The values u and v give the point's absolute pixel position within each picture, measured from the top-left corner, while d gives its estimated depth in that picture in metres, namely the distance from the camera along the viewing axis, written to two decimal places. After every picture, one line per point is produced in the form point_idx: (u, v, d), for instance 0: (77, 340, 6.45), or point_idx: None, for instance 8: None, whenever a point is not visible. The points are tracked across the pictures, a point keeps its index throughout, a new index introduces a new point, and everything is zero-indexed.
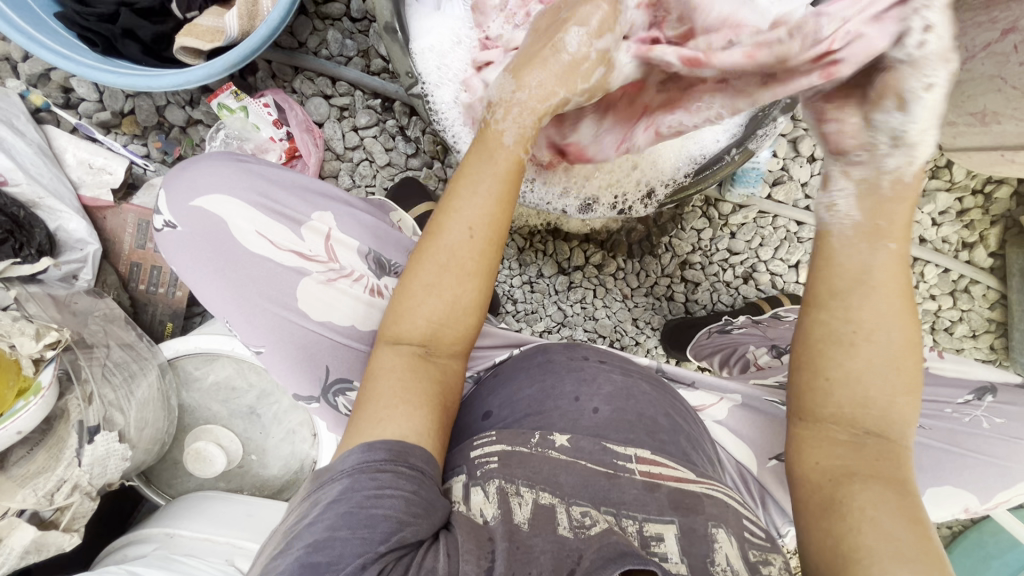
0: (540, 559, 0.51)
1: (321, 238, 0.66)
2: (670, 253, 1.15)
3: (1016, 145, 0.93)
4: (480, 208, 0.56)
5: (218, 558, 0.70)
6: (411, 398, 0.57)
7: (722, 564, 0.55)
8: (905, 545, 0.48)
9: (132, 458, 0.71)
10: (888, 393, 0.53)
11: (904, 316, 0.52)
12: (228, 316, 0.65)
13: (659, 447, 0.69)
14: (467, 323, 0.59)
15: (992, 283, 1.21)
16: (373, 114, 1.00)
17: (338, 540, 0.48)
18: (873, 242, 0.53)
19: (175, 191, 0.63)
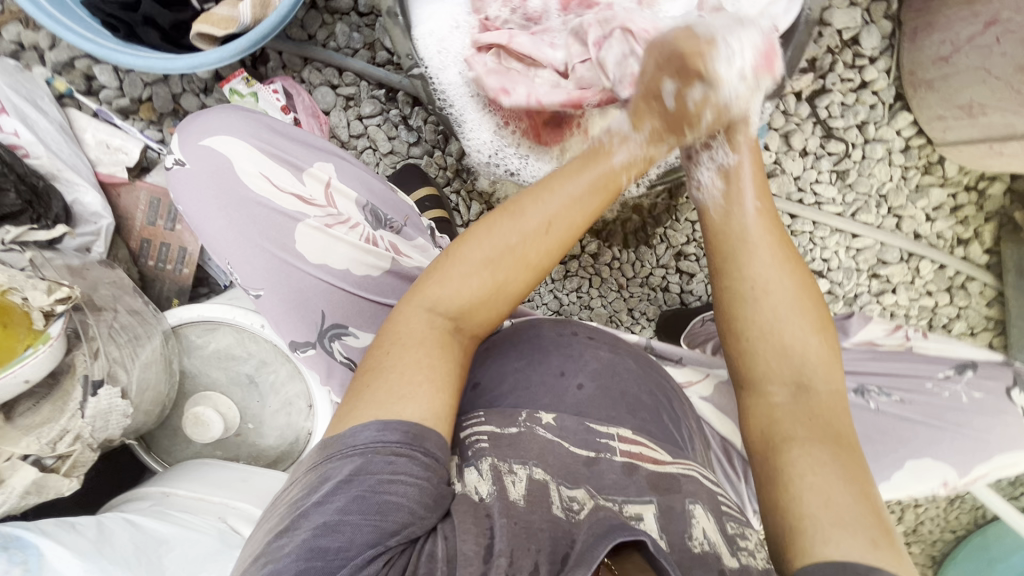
0: (539, 535, 0.52)
1: (320, 185, 0.70)
2: (665, 244, 1.17)
3: (1003, 135, 0.95)
4: (563, 206, 0.61)
5: (211, 515, 0.72)
6: (433, 378, 0.57)
7: (698, 538, 0.56)
8: (843, 507, 0.53)
9: (133, 416, 0.74)
10: (801, 338, 0.63)
11: (784, 263, 0.64)
12: (229, 256, 0.67)
13: (643, 428, 0.70)
14: (502, 307, 0.63)
15: (988, 279, 1.22)
16: (378, 104, 1.05)
17: (348, 525, 0.49)
18: (735, 204, 0.66)
19: (186, 133, 0.67)
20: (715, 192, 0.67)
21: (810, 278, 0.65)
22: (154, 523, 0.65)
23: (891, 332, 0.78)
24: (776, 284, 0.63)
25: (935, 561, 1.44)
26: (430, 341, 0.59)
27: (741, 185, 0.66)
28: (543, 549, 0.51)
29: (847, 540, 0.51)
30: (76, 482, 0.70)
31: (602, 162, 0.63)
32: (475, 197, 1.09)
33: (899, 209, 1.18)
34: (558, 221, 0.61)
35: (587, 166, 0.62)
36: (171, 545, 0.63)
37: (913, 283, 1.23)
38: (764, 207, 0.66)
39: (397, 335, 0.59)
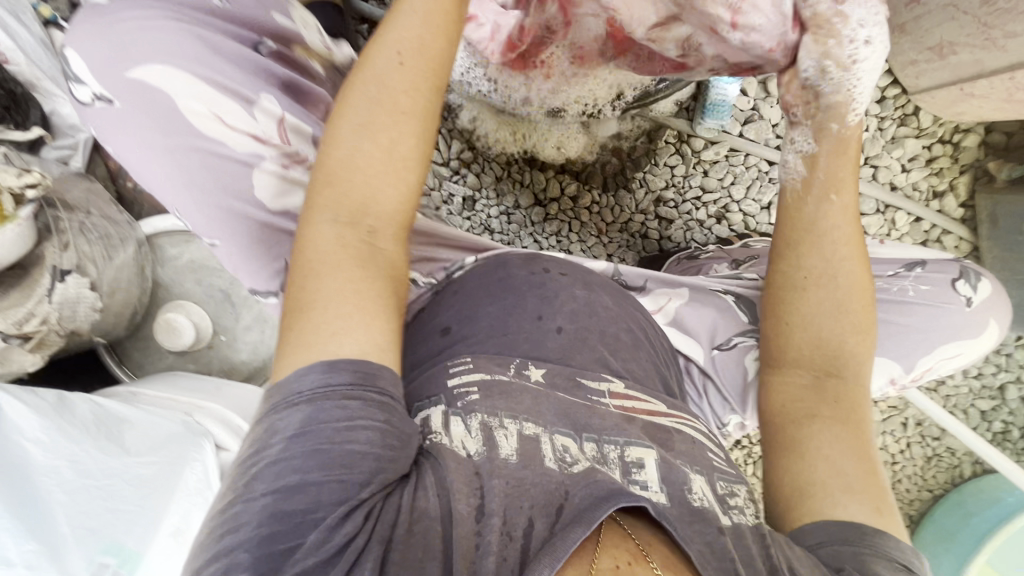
0: (534, 491, 0.53)
1: (272, 122, 0.69)
2: (644, 189, 1.18)
3: (972, 75, 0.97)
4: (401, 38, 0.59)
5: (178, 410, 0.72)
6: (364, 292, 0.55)
7: (698, 493, 0.58)
8: (850, 478, 0.63)
9: (103, 313, 0.75)
10: (841, 334, 0.71)
11: (851, 263, 0.71)
12: (180, 199, 0.68)
13: (631, 374, 0.74)
14: (407, 175, 0.60)
15: (964, 233, 1.23)
16: (360, 38, 1.06)
17: (311, 486, 0.48)
18: (822, 196, 0.71)
19: (100, 52, 0.63)
20: (798, 173, 0.73)
21: (868, 276, 0.72)
22: (119, 405, 0.64)
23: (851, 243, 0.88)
24: (835, 281, 0.70)
25: (911, 520, 1.44)
26: (346, 245, 0.56)
27: (830, 176, 0.71)
28: (537, 502, 0.52)
29: (851, 506, 0.61)
30: (40, 360, 0.69)
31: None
32: (456, 135, 1.12)
33: (875, 158, 1.21)
34: (409, 51, 0.59)
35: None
36: (130, 425, 0.62)
37: (889, 235, 1.25)
38: (847, 203, 0.71)
39: (311, 252, 0.56)
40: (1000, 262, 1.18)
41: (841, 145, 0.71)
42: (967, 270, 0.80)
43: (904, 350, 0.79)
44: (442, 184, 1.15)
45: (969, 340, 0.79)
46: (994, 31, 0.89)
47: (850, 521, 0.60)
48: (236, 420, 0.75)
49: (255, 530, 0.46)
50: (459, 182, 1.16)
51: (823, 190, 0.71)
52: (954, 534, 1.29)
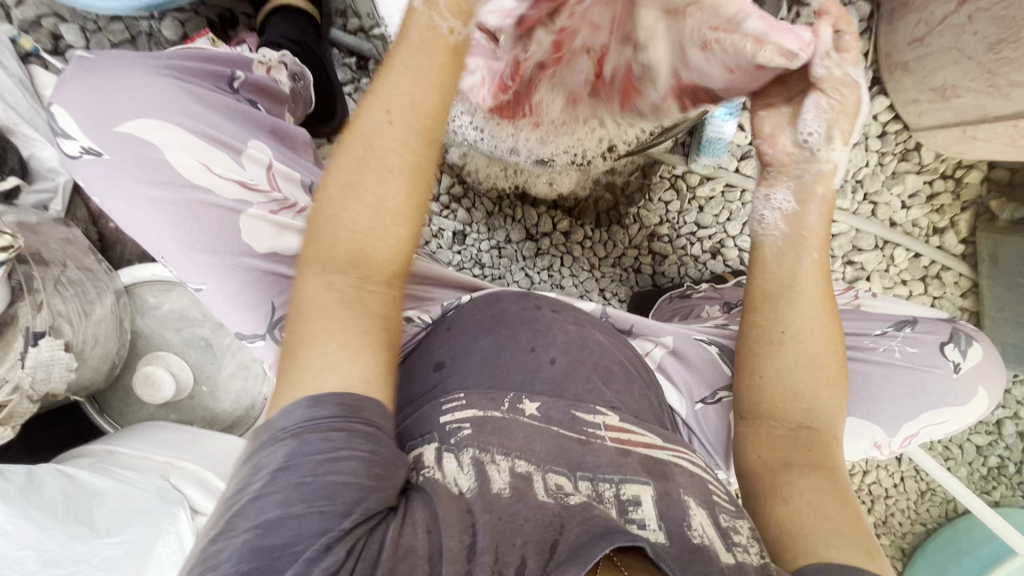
0: (525, 526, 0.48)
1: (262, 168, 0.61)
2: (638, 224, 1.16)
3: (975, 118, 0.94)
4: (391, 88, 0.56)
5: (154, 473, 0.71)
6: (352, 345, 0.53)
7: (698, 529, 0.55)
8: (840, 523, 0.60)
9: (79, 373, 0.74)
10: (815, 389, 0.69)
11: (823, 318, 0.69)
12: (163, 250, 0.57)
13: (625, 407, 0.71)
14: (400, 232, 0.58)
15: (963, 269, 1.21)
16: (349, 72, 1.04)
17: (293, 517, 0.43)
18: (797, 251, 0.69)
19: (84, 106, 0.55)
20: (777, 231, 0.70)
21: (840, 331, 0.71)
22: (90, 476, 0.64)
23: (840, 294, 0.86)
24: (808, 334, 0.68)
25: (904, 553, 1.43)
26: (338, 299, 0.55)
27: (803, 234, 0.69)
28: (530, 539, 0.47)
29: (848, 549, 0.56)
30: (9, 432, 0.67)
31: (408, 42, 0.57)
32: (446, 170, 1.11)
33: (875, 194, 1.18)
34: (403, 102, 0.56)
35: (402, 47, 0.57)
36: (103, 499, 0.62)
37: (888, 271, 1.23)
38: (820, 259, 0.69)
39: (303, 306, 0.55)
40: (999, 302, 1.16)
41: (806, 199, 0.68)
42: (958, 334, 0.80)
43: (896, 410, 0.77)
44: (431, 218, 1.14)
45: (960, 405, 0.79)
46: (997, 78, 0.87)
47: (845, 565, 0.54)
48: (214, 480, 0.73)
49: (234, 566, 0.41)
50: (449, 216, 1.14)
51: (805, 246, 0.69)
52: (946, 571, 1.28)
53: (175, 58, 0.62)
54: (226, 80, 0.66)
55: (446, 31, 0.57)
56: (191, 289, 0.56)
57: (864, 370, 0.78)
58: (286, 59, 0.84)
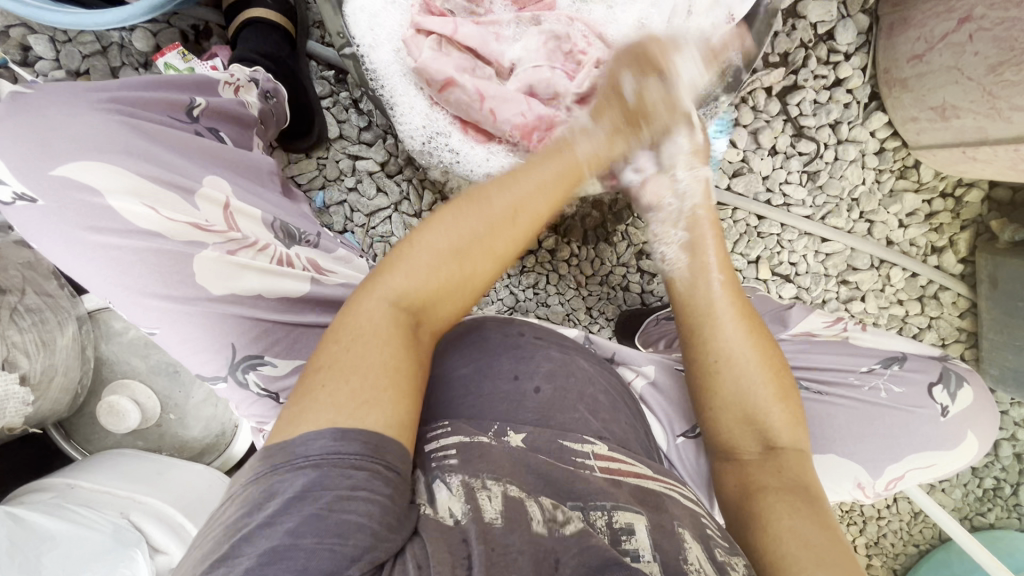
0: (520, 563, 0.46)
1: (218, 207, 0.61)
2: (626, 242, 1.13)
3: (976, 140, 0.90)
4: (525, 196, 0.57)
5: (113, 510, 0.69)
6: (390, 380, 0.49)
7: (693, 564, 0.52)
8: (822, 547, 0.56)
9: (38, 404, 0.71)
10: (766, 405, 0.66)
11: (748, 335, 0.67)
12: (112, 296, 0.55)
13: (614, 440, 0.66)
14: (466, 300, 0.58)
15: (962, 290, 1.18)
16: (327, 85, 1.01)
17: (301, 550, 0.40)
18: (702, 279, 0.70)
19: (14, 150, 0.53)
20: (680, 264, 0.71)
21: (773, 342, 0.69)
22: (41, 518, 0.62)
23: (829, 325, 0.84)
24: (740, 355, 0.67)
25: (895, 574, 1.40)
26: (393, 334, 0.51)
27: (705, 260, 0.70)
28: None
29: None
30: None
31: (563, 154, 0.61)
32: (428, 186, 1.05)
33: (872, 213, 1.14)
34: (521, 211, 0.57)
35: (549, 158, 0.60)
36: (55, 542, 0.60)
37: (884, 291, 1.20)
38: (728, 280, 0.70)
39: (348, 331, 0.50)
40: (997, 325, 1.13)
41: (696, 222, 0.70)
42: (948, 374, 0.78)
43: (886, 449, 0.74)
44: None
45: (947, 452, 0.76)
46: (999, 102, 0.83)
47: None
48: (175, 515, 0.71)
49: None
50: None
51: (710, 268, 0.70)
52: None
53: (120, 89, 0.61)
54: (183, 107, 0.67)
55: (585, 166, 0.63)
56: (147, 333, 0.55)
57: (851, 406, 0.75)
58: (257, 75, 0.83)
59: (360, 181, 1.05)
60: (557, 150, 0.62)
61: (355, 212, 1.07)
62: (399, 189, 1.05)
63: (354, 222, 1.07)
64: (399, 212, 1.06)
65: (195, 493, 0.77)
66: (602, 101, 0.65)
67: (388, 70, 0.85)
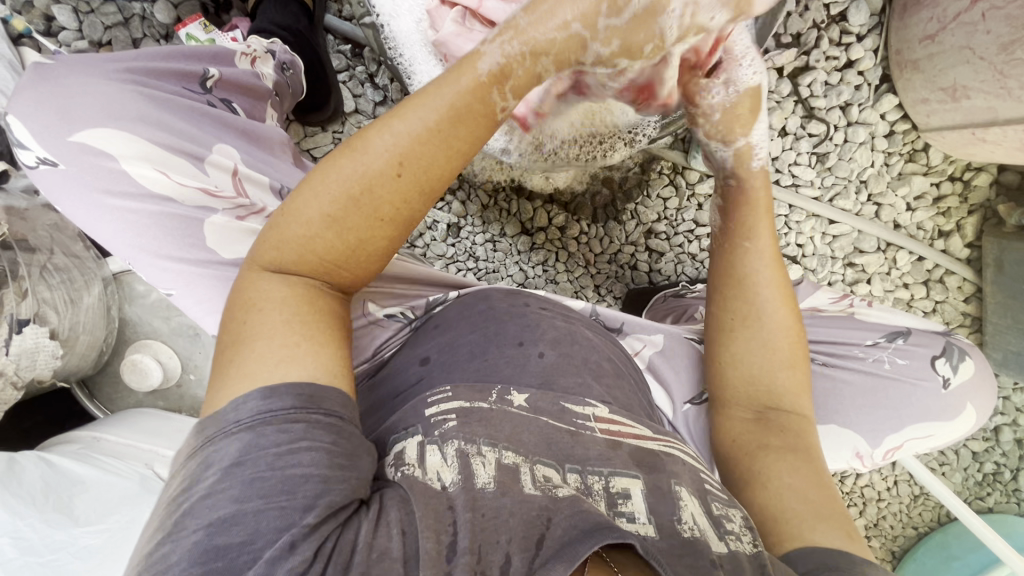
0: (510, 523, 0.47)
1: (226, 174, 0.56)
2: (635, 221, 1.14)
3: (986, 120, 0.91)
4: (399, 140, 0.50)
5: (138, 461, 0.71)
6: (310, 338, 0.50)
7: (688, 522, 0.54)
8: (820, 504, 0.60)
9: (65, 359, 0.74)
10: (773, 369, 0.69)
11: (775, 299, 0.69)
12: (129, 258, 0.54)
13: (614, 403, 0.68)
14: (371, 264, 0.54)
15: (968, 274, 1.19)
16: (343, 59, 1.03)
17: (249, 514, 0.42)
18: (738, 241, 0.70)
19: (36, 115, 0.52)
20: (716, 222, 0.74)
21: (794, 309, 0.70)
22: (73, 464, 0.64)
23: (836, 301, 0.83)
24: (769, 319, 0.68)
25: (894, 556, 1.42)
26: (296, 300, 0.51)
27: (754, 222, 0.70)
28: (515, 535, 0.46)
29: (827, 532, 0.56)
30: None
31: (464, 75, 0.50)
32: None
33: (879, 196, 1.15)
34: (413, 159, 0.50)
35: (446, 82, 0.50)
36: (85, 487, 0.62)
37: (889, 274, 1.21)
38: (767, 244, 0.70)
39: (252, 304, 0.51)
40: (1002, 308, 1.14)
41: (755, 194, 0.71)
42: (951, 348, 0.79)
43: (886, 419, 0.76)
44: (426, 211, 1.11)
45: (947, 423, 0.78)
46: (1009, 81, 0.83)
47: (829, 547, 0.54)
48: None
49: (186, 570, 0.40)
50: (443, 208, 1.12)
51: (756, 232, 0.70)
52: None
53: (137, 59, 0.58)
54: (196, 78, 0.61)
55: (495, 105, 0.52)
56: (163, 295, 0.54)
57: (852, 375, 0.77)
58: (275, 47, 0.83)
59: None
60: (459, 66, 0.51)
61: None
62: None
63: None
64: None
65: None
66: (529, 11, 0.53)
67: (407, 42, 0.88)
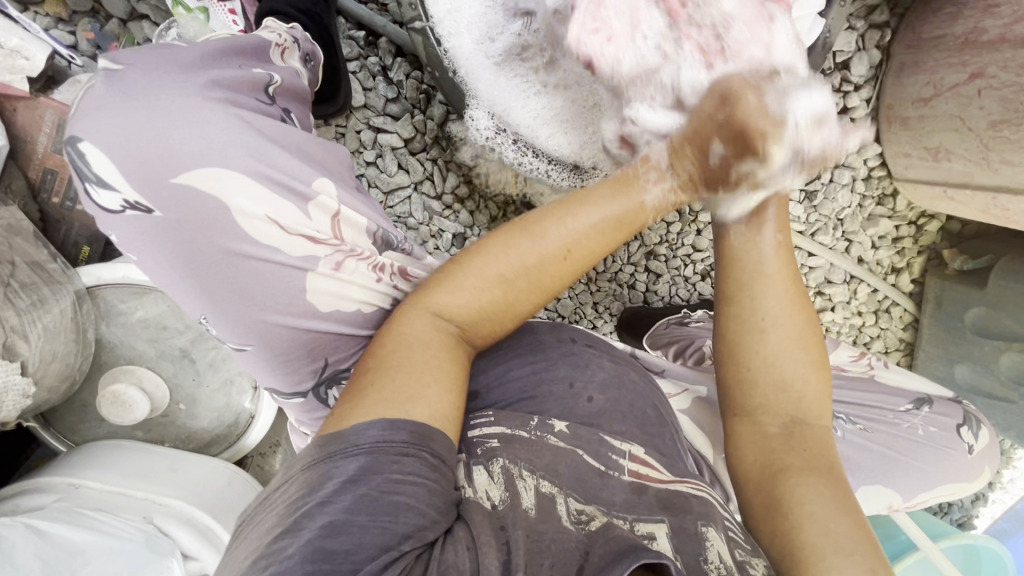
0: (552, 549, 0.43)
1: (329, 216, 0.48)
2: (638, 242, 1.16)
3: (958, 182, 1.00)
4: (585, 235, 0.52)
5: (134, 514, 0.63)
6: (442, 382, 0.48)
7: (715, 562, 0.46)
8: (845, 535, 0.51)
9: (35, 395, 0.63)
10: (803, 375, 0.60)
11: (785, 298, 0.59)
12: (207, 313, 0.48)
13: (655, 448, 0.60)
14: (507, 324, 0.55)
15: (909, 306, 1.30)
16: (355, 46, 0.93)
17: (356, 527, 0.39)
18: (751, 232, 0.58)
19: (122, 147, 0.42)
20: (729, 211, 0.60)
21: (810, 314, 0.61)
22: (66, 531, 0.55)
23: (856, 360, 0.83)
24: (785, 322, 0.59)
25: None
26: (437, 348, 0.50)
27: (765, 219, 0.58)
28: (558, 560, 0.42)
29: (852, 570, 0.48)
30: None
31: (633, 197, 0.53)
32: (453, 168, 0.99)
33: (852, 234, 1.24)
34: (576, 250, 0.52)
35: (616, 197, 0.53)
36: (89, 557, 0.54)
37: (849, 304, 1.32)
38: (777, 234, 0.59)
39: (402, 343, 0.49)
40: (936, 340, 1.26)
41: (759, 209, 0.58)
42: (970, 418, 0.79)
43: None
44: (432, 219, 1.02)
45: (962, 482, 0.78)
46: (992, 154, 0.91)
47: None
48: (202, 516, 0.66)
49: None
50: (449, 217, 1.02)
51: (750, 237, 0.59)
52: None
53: (207, 63, 0.48)
54: (260, 84, 0.51)
55: (646, 216, 0.55)
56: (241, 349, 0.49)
57: None
58: (296, 34, 0.70)
59: (380, 155, 0.98)
60: (627, 186, 0.54)
61: (373, 188, 1.00)
62: (422, 168, 0.99)
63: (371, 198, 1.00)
64: (418, 193, 1.00)
65: (215, 487, 0.71)
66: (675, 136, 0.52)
67: (461, 53, 0.79)
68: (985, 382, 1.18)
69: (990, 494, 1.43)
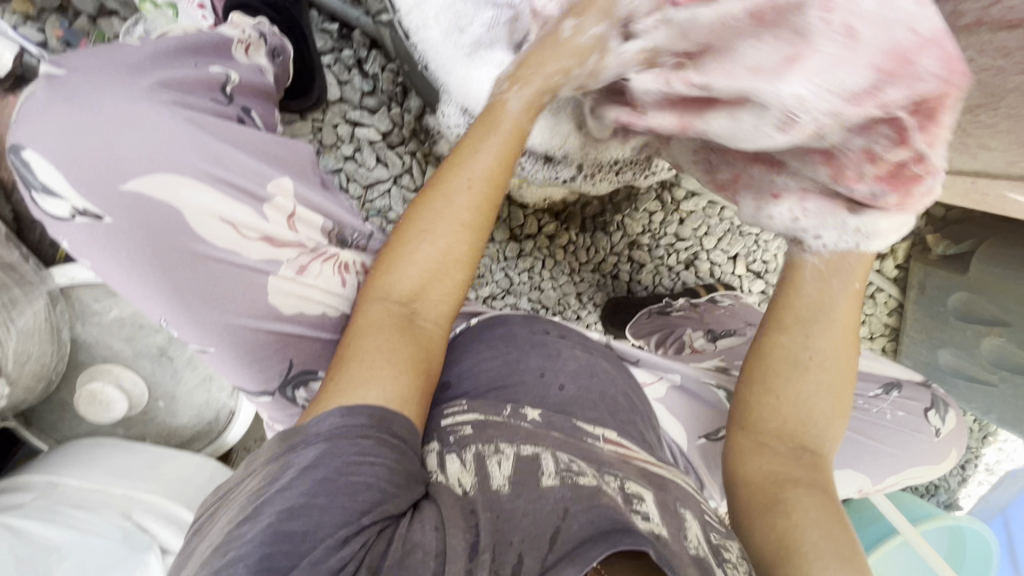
0: (523, 521, 0.44)
1: (284, 217, 0.50)
2: (621, 232, 1.16)
3: (940, 166, 0.97)
4: (482, 163, 0.53)
5: (111, 511, 0.64)
6: (397, 362, 0.48)
7: (694, 539, 0.47)
8: (839, 540, 0.51)
9: (10, 395, 0.63)
10: (826, 414, 0.59)
11: (845, 347, 0.59)
12: (161, 316, 0.48)
13: (626, 429, 0.60)
14: (455, 283, 0.53)
15: (894, 292, 1.31)
16: (330, 40, 0.92)
17: (315, 509, 0.39)
18: (821, 276, 0.61)
19: (68, 156, 0.42)
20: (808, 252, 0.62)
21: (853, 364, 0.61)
22: (40, 529, 0.56)
23: None
24: (833, 362, 0.59)
25: None
26: (388, 329, 0.49)
27: (831, 266, 0.61)
28: (529, 534, 0.42)
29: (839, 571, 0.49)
30: None
31: (504, 120, 0.55)
32: (432, 161, 0.99)
33: None
34: (481, 177, 0.53)
35: (489, 128, 0.55)
36: (65, 552, 0.55)
37: None
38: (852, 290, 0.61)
39: (354, 331, 0.49)
40: (918, 326, 1.26)
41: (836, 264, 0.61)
42: (937, 400, 0.80)
43: None
44: None
45: (933, 464, 0.80)
46: (971, 138, 0.88)
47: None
48: (180, 512, 0.66)
49: None
50: None
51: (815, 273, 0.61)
52: None
53: (157, 63, 0.48)
54: (217, 84, 0.52)
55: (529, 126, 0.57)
56: (200, 350, 0.49)
57: None
58: (263, 28, 0.70)
59: (358, 149, 0.97)
60: (493, 113, 0.56)
61: (351, 182, 0.99)
62: (402, 162, 0.98)
63: (350, 193, 0.99)
64: (398, 186, 1.00)
65: (195, 483, 0.72)
66: (519, 70, 0.59)
67: (428, 41, 0.79)
68: (968, 365, 1.14)
69: (973, 475, 1.44)
